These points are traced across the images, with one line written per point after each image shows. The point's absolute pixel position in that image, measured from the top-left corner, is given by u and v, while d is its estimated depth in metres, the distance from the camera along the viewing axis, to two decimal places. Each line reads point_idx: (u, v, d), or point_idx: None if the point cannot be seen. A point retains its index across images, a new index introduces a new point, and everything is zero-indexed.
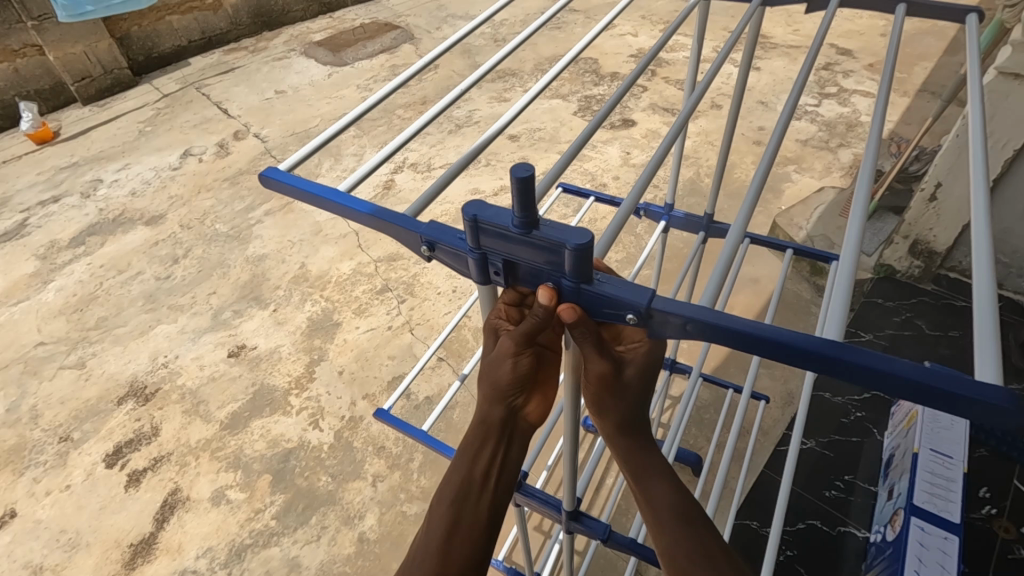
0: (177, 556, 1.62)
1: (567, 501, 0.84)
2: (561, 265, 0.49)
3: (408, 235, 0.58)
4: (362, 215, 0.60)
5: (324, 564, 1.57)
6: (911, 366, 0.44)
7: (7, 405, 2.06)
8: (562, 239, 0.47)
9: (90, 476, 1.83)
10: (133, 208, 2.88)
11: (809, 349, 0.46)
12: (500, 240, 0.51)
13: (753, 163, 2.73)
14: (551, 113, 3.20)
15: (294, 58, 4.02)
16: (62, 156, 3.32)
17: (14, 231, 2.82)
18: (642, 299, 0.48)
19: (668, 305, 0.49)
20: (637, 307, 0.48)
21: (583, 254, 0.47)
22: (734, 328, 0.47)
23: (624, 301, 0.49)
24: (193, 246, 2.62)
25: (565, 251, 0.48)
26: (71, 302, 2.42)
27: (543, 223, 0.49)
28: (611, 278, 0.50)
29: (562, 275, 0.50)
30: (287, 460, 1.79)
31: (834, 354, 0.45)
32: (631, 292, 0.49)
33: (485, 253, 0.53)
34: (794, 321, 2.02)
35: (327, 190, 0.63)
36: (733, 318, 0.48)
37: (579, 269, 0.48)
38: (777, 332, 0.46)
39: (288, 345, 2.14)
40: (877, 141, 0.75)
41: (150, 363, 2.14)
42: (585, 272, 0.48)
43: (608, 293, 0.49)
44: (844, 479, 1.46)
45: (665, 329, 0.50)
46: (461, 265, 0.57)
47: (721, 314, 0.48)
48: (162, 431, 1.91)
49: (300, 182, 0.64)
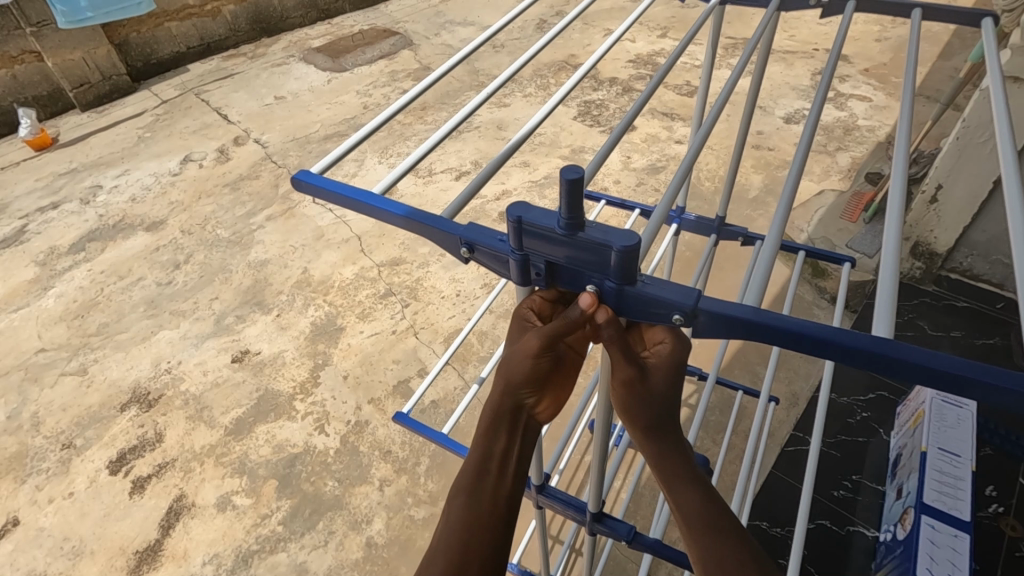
0: (183, 562, 1.61)
1: (592, 502, 0.85)
2: (605, 265, 0.50)
3: (446, 237, 0.58)
4: (397, 217, 0.60)
5: (332, 569, 1.56)
6: (954, 362, 0.45)
7: (8, 412, 2.05)
8: (607, 241, 0.48)
9: (94, 483, 1.81)
10: (133, 214, 2.87)
11: (854, 346, 0.46)
12: (544, 242, 0.51)
13: (753, 167, 2.76)
14: (552, 118, 3.22)
15: (293, 64, 4.03)
16: (60, 162, 3.31)
17: (13, 238, 2.80)
18: (689, 297, 0.49)
19: (714, 305, 0.50)
20: (683, 308, 0.49)
21: (628, 256, 0.48)
22: (778, 325, 0.48)
23: (666, 301, 0.49)
24: (194, 251, 2.61)
25: (610, 252, 0.48)
26: (72, 309, 2.41)
27: (587, 225, 0.49)
28: (653, 279, 0.51)
29: (606, 275, 0.51)
30: (293, 465, 1.79)
31: (884, 351, 0.46)
32: (674, 290, 0.50)
33: (527, 255, 0.53)
34: None
35: (360, 192, 0.63)
36: (776, 315, 0.49)
37: (623, 270, 0.49)
38: (820, 329, 0.47)
39: (292, 350, 2.14)
40: (904, 140, 0.74)
41: (152, 369, 2.13)
42: (631, 273, 0.49)
43: (653, 294, 0.50)
44: (852, 479, 1.47)
45: (707, 328, 0.51)
46: (499, 267, 0.58)
47: (765, 312, 0.49)
48: (166, 437, 1.90)
49: (334, 185, 0.64)
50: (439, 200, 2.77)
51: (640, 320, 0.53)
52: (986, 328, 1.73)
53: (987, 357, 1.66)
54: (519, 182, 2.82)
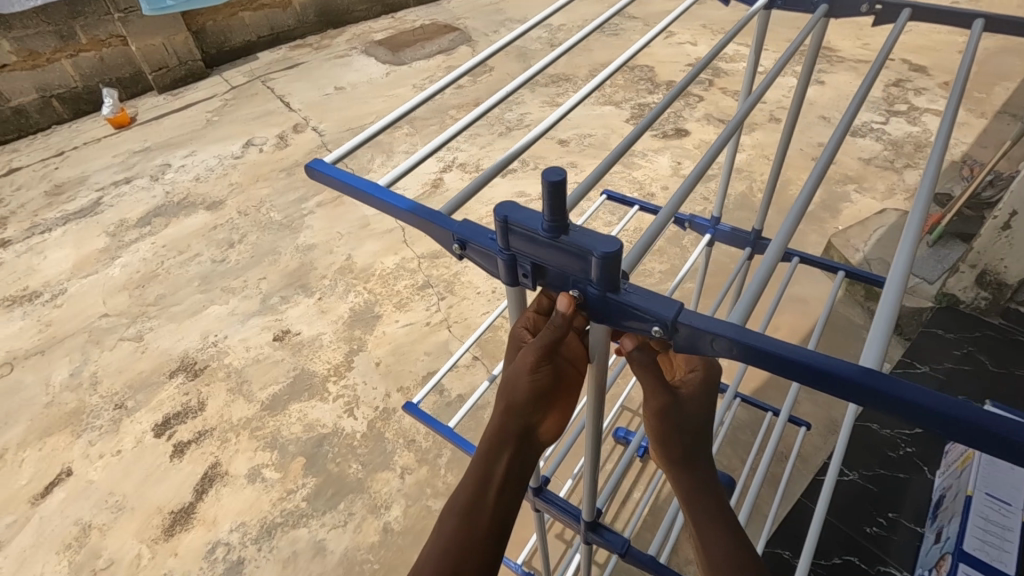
0: (212, 528, 1.69)
1: (587, 511, 0.83)
2: (588, 272, 0.49)
3: (441, 233, 0.59)
4: (401, 211, 0.61)
5: (349, 550, 1.60)
6: (944, 399, 0.43)
7: (71, 370, 2.21)
8: (590, 246, 0.47)
9: (140, 443, 1.93)
10: (196, 193, 3.03)
11: (846, 376, 0.45)
12: (529, 244, 0.51)
13: (810, 180, 2.64)
14: (603, 120, 3.18)
15: (355, 56, 4.14)
16: (135, 140, 3.53)
17: (90, 209, 3.02)
18: (667, 311, 0.47)
19: (698, 320, 0.48)
20: (664, 320, 0.48)
21: (610, 262, 0.46)
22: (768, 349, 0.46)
23: (645, 312, 0.48)
24: (248, 232, 2.73)
25: (592, 258, 0.47)
26: (134, 279, 2.57)
27: (572, 229, 0.49)
28: (638, 289, 0.50)
29: (589, 281, 0.49)
30: (320, 445, 1.84)
31: (869, 383, 0.45)
32: (656, 303, 0.48)
33: (514, 256, 0.53)
34: (844, 347, 1.93)
35: (368, 185, 0.65)
36: (768, 338, 0.47)
37: (605, 277, 0.48)
38: (816, 355, 0.46)
39: (329, 334, 2.20)
40: (929, 192, 0.73)
41: (201, 341, 2.24)
42: (611, 279, 0.48)
43: (636, 304, 0.48)
44: (887, 517, 1.39)
45: (692, 344, 0.49)
46: (490, 265, 0.57)
47: (758, 333, 0.47)
48: (207, 406, 2.00)
49: (346, 177, 0.66)
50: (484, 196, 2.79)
51: (624, 330, 0.52)
52: None
53: None
54: (564, 183, 2.80)
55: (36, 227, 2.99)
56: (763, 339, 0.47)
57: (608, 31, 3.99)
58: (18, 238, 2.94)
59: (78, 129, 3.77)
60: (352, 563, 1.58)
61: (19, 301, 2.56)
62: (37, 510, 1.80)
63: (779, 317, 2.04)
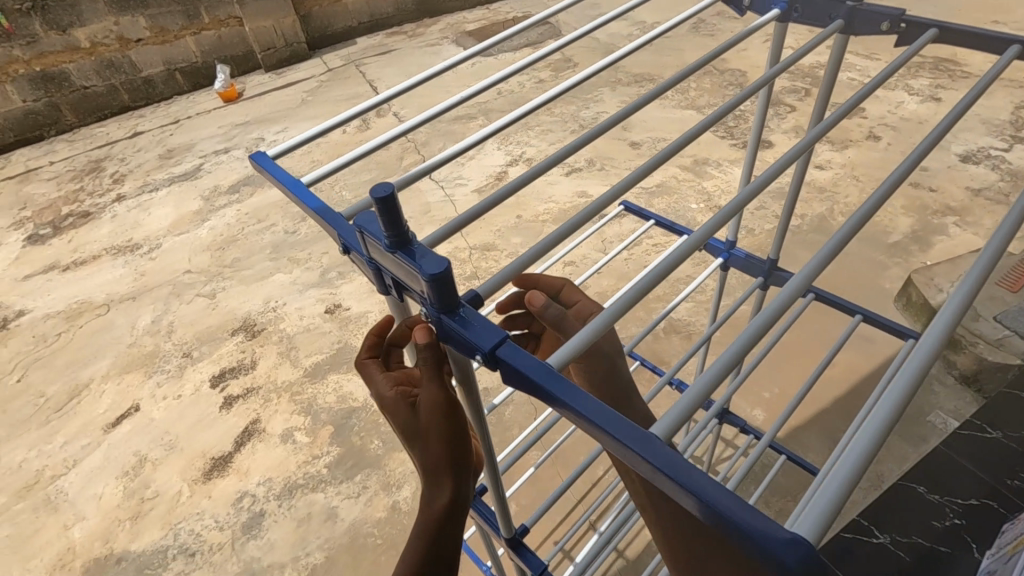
0: (244, 478, 1.83)
1: (502, 528, 0.78)
2: (425, 293, 0.46)
3: (334, 235, 0.58)
4: (309, 209, 0.61)
5: (357, 521, 1.68)
6: (724, 497, 0.35)
7: (153, 317, 2.47)
8: (418, 266, 0.44)
9: (197, 391, 2.12)
10: (282, 167, 3.26)
11: (631, 450, 0.38)
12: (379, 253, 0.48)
13: (903, 208, 2.38)
14: (681, 124, 3.04)
15: (445, 45, 4.25)
16: (239, 114, 3.85)
17: (192, 174, 3.34)
18: (487, 342, 0.43)
19: (516, 357, 0.43)
20: (479, 349, 0.44)
21: (437, 285, 0.43)
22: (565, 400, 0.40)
23: (465, 338, 0.44)
24: (320, 208, 2.90)
25: (422, 280, 0.44)
26: (217, 241, 2.81)
27: (413, 244, 0.45)
28: (474, 314, 0.46)
29: (427, 301, 0.46)
30: (349, 418, 1.93)
31: (645, 456, 0.37)
32: (482, 330, 0.44)
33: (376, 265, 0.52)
34: (907, 397, 1.74)
35: (293, 180, 0.65)
36: (562, 383, 0.41)
37: (439, 299, 0.45)
38: (608, 418, 0.39)
39: (375, 313, 2.30)
40: (884, 193, 0.62)
41: (262, 305, 2.42)
42: (451, 301, 0.45)
43: (462, 328, 0.44)
44: None
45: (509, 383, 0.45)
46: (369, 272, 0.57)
47: (552, 376, 0.41)
48: (258, 366, 2.17)
49: (272, 168, 0.68)
50: (545, 193, 2.78)
51: (460, 354, 0.48)
52: None
53: None
54: None
55: (147, 186, 3.35)
56: (566, 388, 0.41)
57: (703, 32, 3.82)
58: (132, 194, 3.31)
59: (194, 100, 4.17)
60: (358, 534, 1.65)
61: (124, 250, 2.89)
62: (107, 436, 2.03)
63: (836, 354, 1.88)
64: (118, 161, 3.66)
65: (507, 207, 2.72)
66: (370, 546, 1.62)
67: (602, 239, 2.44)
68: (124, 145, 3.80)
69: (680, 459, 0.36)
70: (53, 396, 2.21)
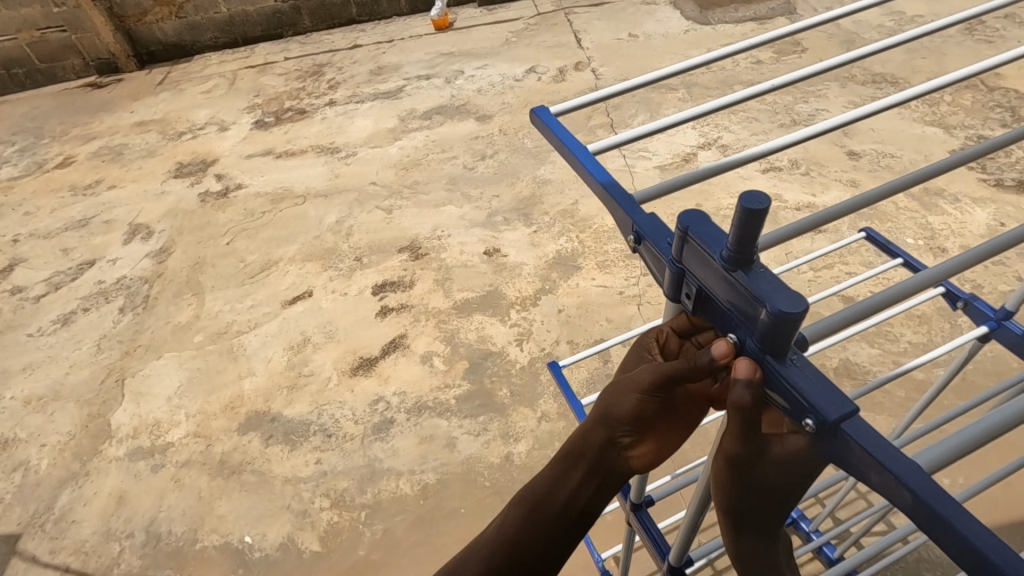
0: (382, 384, 2.00)
1: (632, 491, 0.89)
2: (755, 324, 0.48)
3: (625, 221, 0.63)
4: (595, 182, 0.66)
5: (473, 456, 1.76)
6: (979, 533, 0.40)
7: (338, 217, 2.75)
8: (764, 298, 0.46)
9: (361, 293, 2.35)
10: (475, 104, 3.39)
11: (919, 497, 0.42)
12: (702, 264, 0.52)
13: None
14: (917, 142, 2.64)
15: (662, 7, 4.08)
16: (446, 45, 4.06)
17: (394, 94, 3.61)
18: (831, 414, 0.45)
19: (862, 436, 0.45)
20: (817, 415, 0.46)
21: (779, 322, 0.45)
22: (977, 548, 0.40)
23: (818, 408, 0.45)
24: (500, 151, 2.99)
25: (762, 311, 0.46)
26: (404, 161, 3.03)
27: (752, 269, 0.48)
28: (806, 370, 0.48)
29: (751, 333, 0.49)
30: (485, 359, 2.02)
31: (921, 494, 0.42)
32: (829, 397, 0.46)
33: (683, 269, 0.55)
34: None
35: (576, 147, 0.71)
36: (892, 453, 0.44)
37: (772, 334, 0.46)
38: (906, 469, 0.43)
39: (530, 266, 2.35)
40: None
41: (431, 232, 2.58)
42: (788, 337, 0.46)
43: (800, 385, 0.47)
44: None
45: (854, 459, 0.46)
46: (658, 270, 0.61)
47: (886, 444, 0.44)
48: (414, 286, 2.34)
49: (554, 125, 0.74)
50: (733, 187, 2.57)
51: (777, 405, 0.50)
52: None
53: None
54: (831, 200, 2.44)
55: (355, 96, 3.69)
56: (973, 527, 0.40)
57: (980, 36, 3.22)
58: (342, 102, 3.64)
59: (410, 23, 4.48)
60: (471, 469, 1.74)
61: (325, 150, 3.22)
62: (282, 309, 2.34)
63: None
64: (335, 68, 4.03)
65: (690, 193, 2.58)
66: (478, 486, 1.69)
67: (785, 253, 2.22)
68: (343, 56, 4.17)
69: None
70: (251, 263, 2.59)
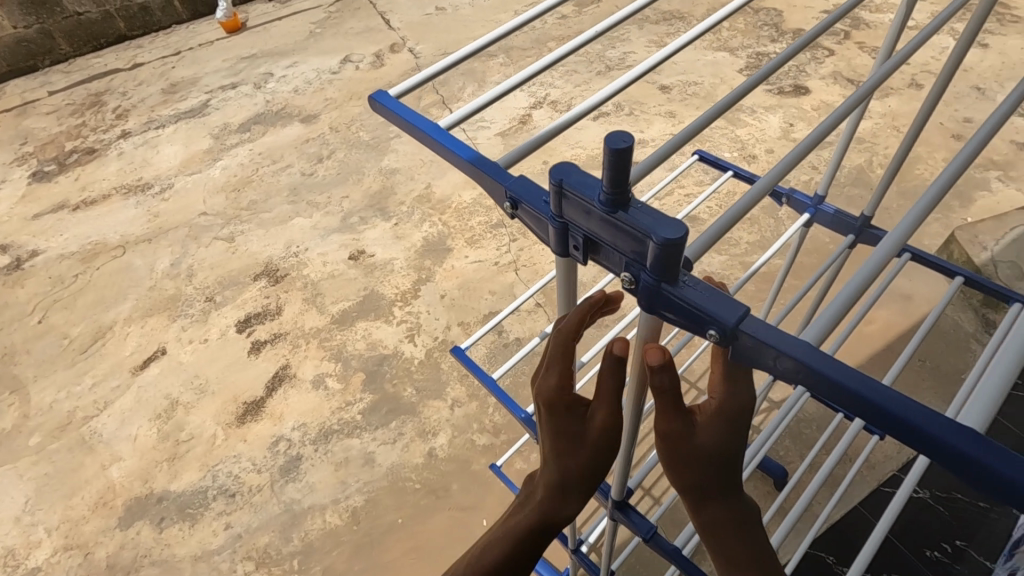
0: (278, 422, 1.85)
1: None
2: (644, 257, 0.48)
3: (498, 189, 0.61)
4: (461, 159, 0.64)
5: (395, 465, 1.71)
6: (898, 402, 0.43)
7: (172, 260, 2.44)
8: (649, 229, 0.46)
9: (224, 335, 2.12)
10: (295, 105, 3.15)
11: (838, 383, 0.44)
12: (583, 212, 0.51)
13: (944, 161, 2.32)
14: (713, 67, 2.95)
15: None
16: (244, 47, 3.71)
17: (198, 111, 3.23)
18: (735, 324, 0.47)
19: (762, 335, 0.47)
20: (721, 325, 0.47)
21: (668, 249, 0.46)
22: (884, 407, 0.43)
23: (718, 319, 0.47)
24: (336, 149, 2.83)
25: (650, 242, 0.46)
26: (232, 182, 2.76)
27: (632, 206, 0.48)
28: (700, 286, 0.49)
29: (643, 268, 0.49)
30: (380, 365, 1.95)
31: (839, 382, 0.44)
32: (726, 307, 0.47)
33: (566, 222, 0.54)
34: (941, 351, 1.76)
35: (433, 128, 0.67)
36: (801, 350, 0.46)
37: (662, 262, 0.47)
38: (818, 360, 0.45)
39: (400, 260, 2.28)
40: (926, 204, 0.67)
41: (284, 250, 2.40)
42: (677, 263, 0.47)
43: (699, 304, 0.48)
44: (954, 543, 1.30)
45: (759, 358, 0.48)
46: (541, 230, 0.59)
47: (793, 344, 0.46)
48: (283, 311, 2.17)
49: (404, 111, 0.69)
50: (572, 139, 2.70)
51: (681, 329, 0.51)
52: None
53: None
54: (657, 134, 2.66)
55: (151, 121, 3.25)
56: (880, 391, 0.44)
57: None
58: (137, 131, 3.19)
59: (196, 30, 4.01)
60: (396, 477, 1.68)
61: (134, 189, 2.82)
62: (134, 377, 2.05)
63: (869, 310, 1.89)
64: (118, 95, 3.50)
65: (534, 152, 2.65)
66: (408, 490, 1.65)
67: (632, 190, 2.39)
68: (123, 79, 3.63)
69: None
70: (77, 337, 2.21)
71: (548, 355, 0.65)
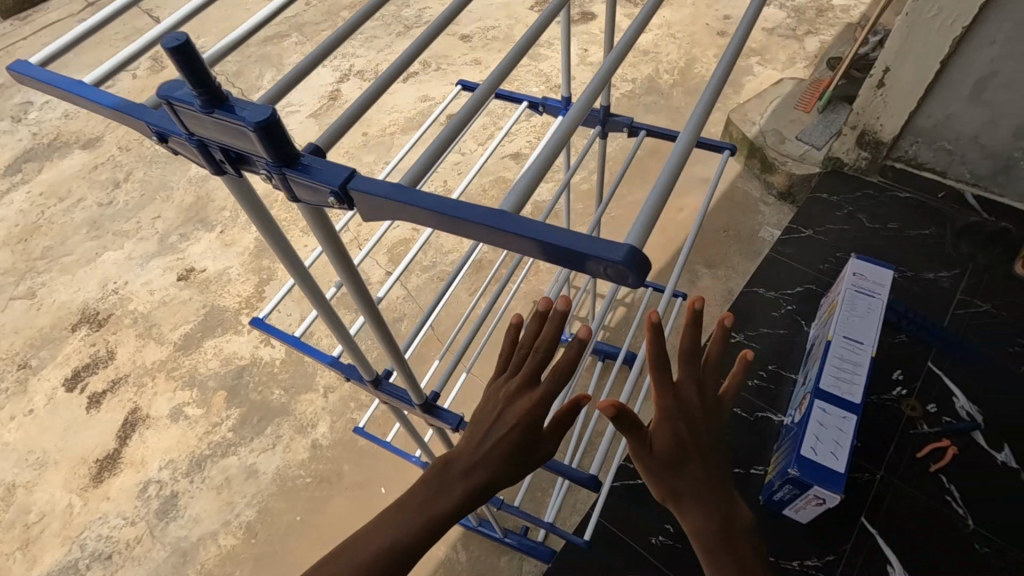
0: (142, 468, 1.71)
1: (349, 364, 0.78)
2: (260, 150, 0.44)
3: (142, 126, 0.53)
4: (104, 107, 0.54)
5: (280, 468, 1.67)
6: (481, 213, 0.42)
7: None
8: (242, 117, 0.42)
9: (52, 399, 1.89)
10: (70, 132, 2.78)
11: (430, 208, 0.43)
12: (197, 121, 0.45)
13: (715, 57, 2.61)
14: (506, 10, 3.03)
15: None
16: None
17: None
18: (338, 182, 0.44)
19: (361, 185, 0.45)
20: (330, 188, 0.45)
21: (267, 131, 0.42)
22: (470, 219, 0.42)
23: (318, 181, 0.45)
24: (133, 169, 2.55)
25: (249, 131, 0.43)
26: (14, 232, 2.40)
27: (232, 99, 0.44)
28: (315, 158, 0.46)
29: (266, 162, 0.45)
30: (240, 377, 1.86)
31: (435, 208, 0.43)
32: (328, 169, 0.45)
33: (201, 138, 0.48)
34: (738, 219, 2.04)
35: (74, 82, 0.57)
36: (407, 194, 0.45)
37: (273, 149, 0.44)
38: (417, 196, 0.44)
39: (236, 267, 2.15)
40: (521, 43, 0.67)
41: (100, 291, 2.16)
42: (284, 143, 0.44)
43: (303, 172, 0.45)
44: (768, 369, 1.54)
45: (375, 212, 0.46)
46: (194, 157, 0.52)
47: (398, 190, 0.45)
48: (117, 354, 1.97)
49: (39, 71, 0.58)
50: (387, 104, 2.66)
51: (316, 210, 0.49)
52: (925, 218, 1.77)
53: (925, 254, 1.69)
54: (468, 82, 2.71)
55: None
56: (469, 208, 0.43)
57: None
58: None
59: None
60: (284, 479, 1.65)
61: None
62: None
63: (678, 199, 2.12)
64: None
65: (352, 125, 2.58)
66: (300, 487, 1.63)
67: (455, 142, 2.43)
68: None
69: (565, 227, 0.40)
70: None
71: (503, 354, 0.72)
